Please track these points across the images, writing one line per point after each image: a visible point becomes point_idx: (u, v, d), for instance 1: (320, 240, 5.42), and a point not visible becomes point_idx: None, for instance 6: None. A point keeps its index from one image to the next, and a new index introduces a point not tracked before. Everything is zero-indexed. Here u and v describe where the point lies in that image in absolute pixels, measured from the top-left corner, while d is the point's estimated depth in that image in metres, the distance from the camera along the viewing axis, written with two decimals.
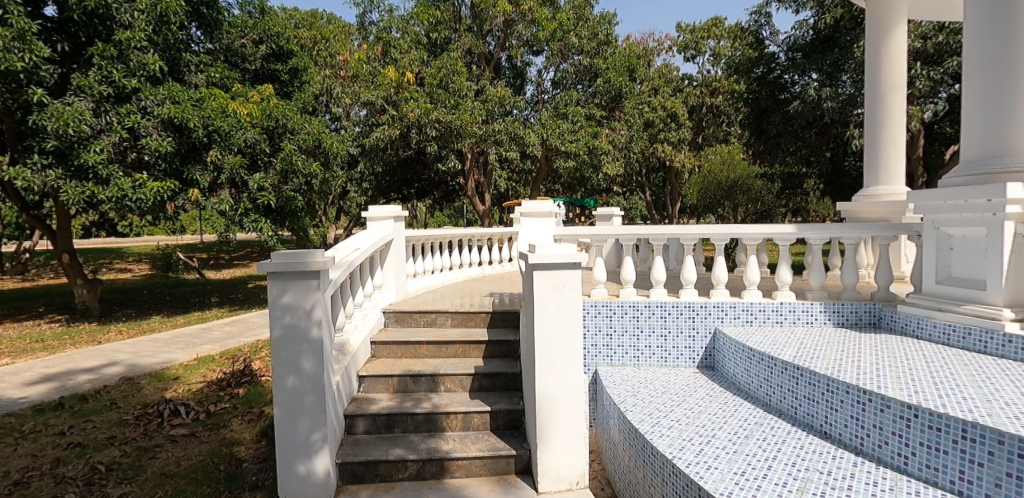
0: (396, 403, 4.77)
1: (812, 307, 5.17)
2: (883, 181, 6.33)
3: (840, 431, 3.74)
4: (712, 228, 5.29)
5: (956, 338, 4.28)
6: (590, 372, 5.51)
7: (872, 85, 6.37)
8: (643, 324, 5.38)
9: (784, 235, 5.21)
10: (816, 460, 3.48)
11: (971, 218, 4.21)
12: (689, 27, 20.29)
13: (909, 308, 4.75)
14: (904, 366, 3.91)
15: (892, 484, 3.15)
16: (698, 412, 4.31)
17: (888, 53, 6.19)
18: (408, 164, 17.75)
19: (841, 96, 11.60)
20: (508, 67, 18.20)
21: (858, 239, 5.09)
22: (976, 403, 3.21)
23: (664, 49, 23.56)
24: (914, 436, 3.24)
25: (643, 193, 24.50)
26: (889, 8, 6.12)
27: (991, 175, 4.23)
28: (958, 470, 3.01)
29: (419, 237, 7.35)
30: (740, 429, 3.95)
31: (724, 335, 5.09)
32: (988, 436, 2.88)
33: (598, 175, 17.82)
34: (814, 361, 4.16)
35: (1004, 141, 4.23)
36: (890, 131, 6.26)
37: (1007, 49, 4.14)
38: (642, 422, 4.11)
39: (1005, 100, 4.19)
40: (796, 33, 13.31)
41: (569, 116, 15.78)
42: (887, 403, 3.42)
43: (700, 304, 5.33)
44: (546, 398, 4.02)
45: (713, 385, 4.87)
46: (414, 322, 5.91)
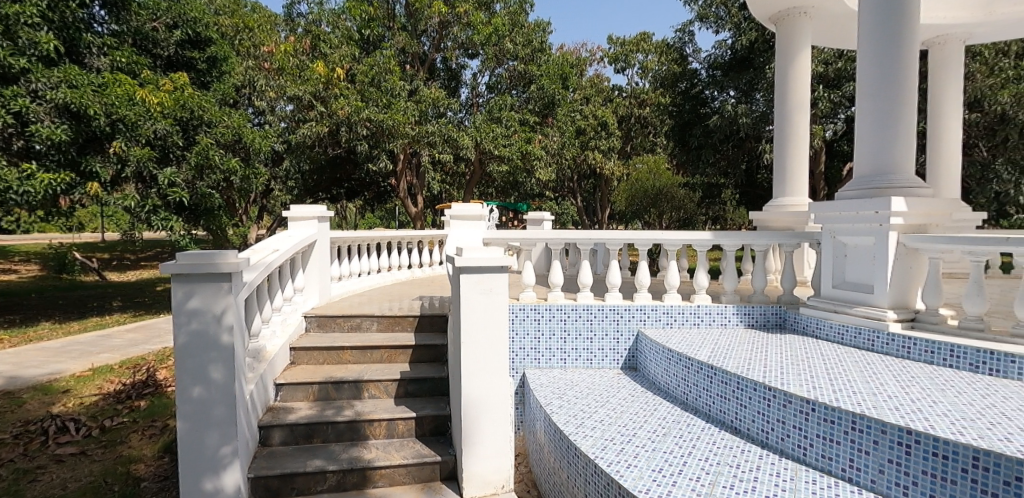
0: (316, 412, 4.55)
1: (725, 309, 5.46)
2: (789, 193, 6.81)
3: (748, 426, 3.99)
4: (637, 233, 5.45)
5: (849, 337, 4.68)
6: (518, 376, 5.53)
7: (780, 103, 6.81)
8: (570, 327, 5.49)
9: (702, 241, 5.47)
10: (727, 454, 3.69)
11: (861, 228, 4.65)
12: (619, 40, 21.00)
13: (809, 310, 5.13)
14: (804, 363, 4.23)
15: (793, 474, 3.45)
16: (620, 412, 4.43)
17: (795, 74, 6.66)
18: (337, 163, 17.10)
19: (754, 113, 12.52)
20: (442, 69, 18.01)
21: (766, 246, 5.44)
22: (864, 396, 3.56)
23: (596, 59, 24.22)
24: (812, 429, 3.55)
25: (574, 199, 24.93)
26: (795, 31, 6.60)
27: (878, 189, 4.65)
28: (848, 458, 3.37)
29: (345, 238, 7.08)
30: (658, 427, 4.11)
31: (646, 337, 5.26)
32: (873, 426, 3.24)
33: (530, 180, 17.94)
34: (725, 360, 4.41)
35: (890, 160, 4.68)
36: (796, 146, 6.75)
37: (894, 76, 4.59)
38: (567, 424, 4.18)
39: (890, 122, 4.65)
40: (716, 52, 14.15)
41: (503, 121, 15.82)
42: (788, 399, 3.70)
43: (624, 307, 5.49)
44: (471, 401, 3.99)
45: (634, 386, 5.03)
46: (337, 327, 5.67)
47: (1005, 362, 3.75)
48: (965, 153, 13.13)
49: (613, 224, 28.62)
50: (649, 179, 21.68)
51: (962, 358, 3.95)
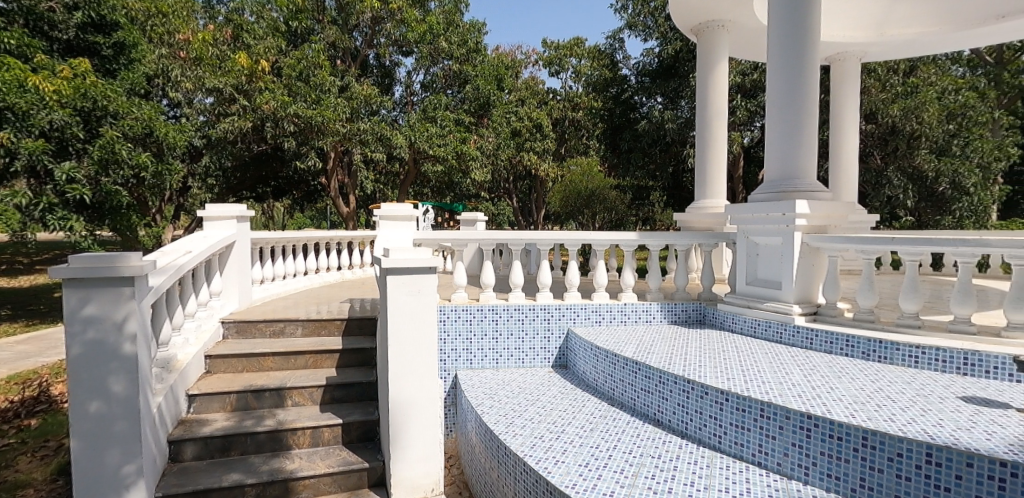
0: (234, 423, 4.30)
1: (650, 307, 5.68)
2: (710, 196, 7.19)
3: (669, 418, 4.18)
4: (566, 234, 5.58)
5: (761, 331, 5.00)
6: (450, 378, 5.49)
7: (701, 111, 7.18)
8: (502, 327, 5.52)
9: (628, 242, 5.68)
10: (649, 446, 3.84)
11: (771, 229, 4.99)
12: (554, 44, 21.35)
13: (726, 306, 5.45)
14: (720, 356, 4.48)
15: (709, 462, 3.65)
16: (550, 409, 4.50)
17: (714, 83, 7.04)
18: (263, 159, 16.28)
19: (679, 120, 13.23)
20: (375, 65, 17.59)
21: (687, 246, 5.72)
22: (772, 385, 3.83)
23: (531, 62, 24.52)
24: (726, 417, 3.78)
25: (510, 200, 25.09)
26: (714, 43, 6.99)
27: (784, 193, 5.01)
28: (757, 444, 3.61)
29: (267, 240, 6.75)
30: (586, 423, 4.22)
31: (576, 336, 5.38)
32: (778, 413, 3.50)
33: (466, 181, 17.86)
34: (649, 356, 4.59)
35: (795, 166, 5.05)
36: (715, 152, 7.14)
37: (798, 87, 4.96)
38: (497, 423, 4.20)
39: (796, 131, 5.01)
40: (644, 60, 14.71)
41: (438, 120, 15.65)
42: (705, 391, 3.92)
43: (555, 307, 5.59)
44: (399, 405, 3.91)
45: (565, 383, 5.13)
46: (259, 333, 5.39)
47: (891, 350, 4.17)
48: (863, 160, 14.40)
49: (549, 224, 29.04)
50: (583, 181, 21.26)
51: (856, 347, 4.35)
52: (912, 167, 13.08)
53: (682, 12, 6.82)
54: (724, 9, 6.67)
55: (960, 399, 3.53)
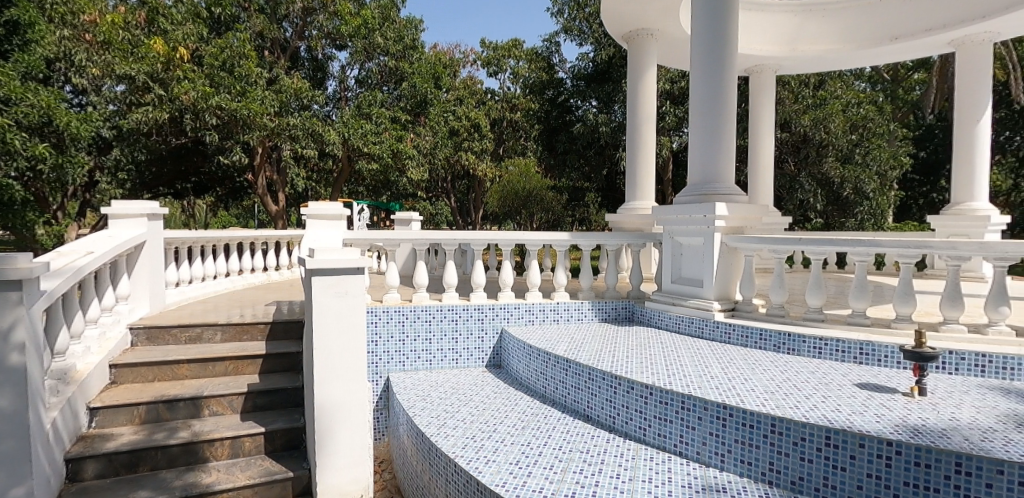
0: (143, 437, 4.00)
1: (582, 306, 5.82)
2: (639, 197, 7.46)
3: (598, 413, 4.30)
4: (499, 234, 5.65)
5: (684, 327, 5.25)
6: (381, 381, 5.39)
7: (631, 116, 7.44)
8: (436, 328, 5.48)
9: (560, 242, 5.80)
10: (578, 442, 3.94)
11: (693, 230, 5.26)
12: (492, 45, 21.40)
13: (653, 304, 5.68)
14: (646, 352, 4.67)
15: (634, 454, 3.79)
16: (482, 409, 4.51)
17: (643, 89, 7.31)
18: (182, 153, 15.25)
19: (613, 123, 13.76)
20: (307, 58, 16.93)
21: (616, 246, 5.92)
22: (692, 379, 4.04)
23: (469, 62, 24.49)
24: (651, 411, 3.94)
25: (448, 200, 24.90)
26: (643, 51, 7.27)
27: (705, 196, 5.28)
28: (679, 435, 3.79)
29: (184, 239, 6.34)
30: (518, 421, 4.26)
31: (509, 335, 5.42)
32: (697, 404, 3.69)
33: (403, 180, 17.53)
34: (580, 353, 4.70)
35: (715, 170, 5.33)
36: (643, 155, 7.42)
37: (718, 96, 5.24)
38: (429, 425, 4.16)
39: (716, 137, 5.30)
40: (580, 64, 15.10)
41: (372, 117, 15.29)
42: (631, 386, 4.06)
43: (489, 306, 5.62)
44: (326, 410, 3.79)
45: (498, 383, 5.16)
46: (172, 339, 5.05)
47: (798, 342, 4.50)
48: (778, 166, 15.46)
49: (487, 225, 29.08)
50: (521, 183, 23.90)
51: (768, 340, 4.66)
52: (821, 173, 14.22)
53: (613, 19, 7.04)
54: (652, 18, 6.94)
55: (855, 385, 3.88)
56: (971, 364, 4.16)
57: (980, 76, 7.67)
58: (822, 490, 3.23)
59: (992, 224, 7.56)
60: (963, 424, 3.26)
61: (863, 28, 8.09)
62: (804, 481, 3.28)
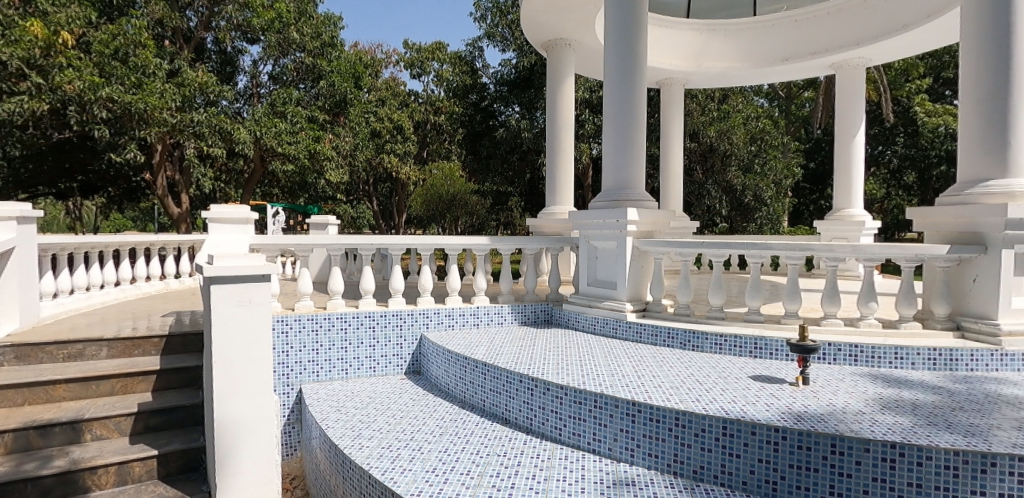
0: (8, 468, 3.55)
1: (501, 309, 5.88)
2: (559, 202, 7.66)
3: (516, 415, 4.37)
4: (418, 239, 5.65)
5: (599, 327, 5.45)
6: (294, 393, 5.16)
7: (551, 123, 7.63)
8: (352, 336, 5.33)
9: (479, 246, 5.86)
10: (495, 445, 3.97)
11: (607, 234, 5.49)
12: (415, 46, 21.12)
13: (570, 306, 5.84)
14: (562, 354, 4.79)
15: (550, 454, 3.89)
16: (400, 417, 4.43)
17: (562, 97, 7.52)
18: (65, 148, 13.71)
19: (535, 129, 14.13)
20: (214, 50, 15.84)
21: (535, 250, 6.03)
22: (605, 378, 4.20)
23: (392, 62, 24.03)
24: (565, 410, 4.05)
25: (370, 203, 24.21)
26: (560, 60, 7.50)
27: (618, 201, 5.51)
28: (592, 433, 3.92)
29: (64, 245, 5.72)
30: (436, 428, 4.22)
31: (428, 340, 5.36)
32: (609, 402, 3.84)
33: (321, 182, 16.81)
34: (498, 357, 4.74)
35: (627, 177, 5.58)
36: (562, 161, 7.62)
37: (629, 106, 5.50)
38: (342, 437, 4.02)
39: (628, 145, 5.55)
40: (503, 70, 15.27)
41: (287, 116, 14.60)
42: (547, 387, 4.16)
43: (407, 312, 5.53)
44: (228, 427, 3.58)
45: (416, 389, 5.10)
46: (47, 357, 4.53)
47: (701, 339, 4.81)
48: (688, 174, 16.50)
49: (411, 228, 28.59)
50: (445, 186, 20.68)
51: (675, 338, 4.94)
52: (725, 181, 15.36)
53: (532, 28, 7.20)
54: (569, 29, 7.17)
55: (750, 377, 4.20)
56: (846, 354, 4.65)
57: (854, 96, 8.63)
58: (720, 477, 3.47)
59: (866, 228, 8.51)
60: (838, 407, 3.64)
61: (758, 49, 8.87)
62: (704, 470, 3.51)
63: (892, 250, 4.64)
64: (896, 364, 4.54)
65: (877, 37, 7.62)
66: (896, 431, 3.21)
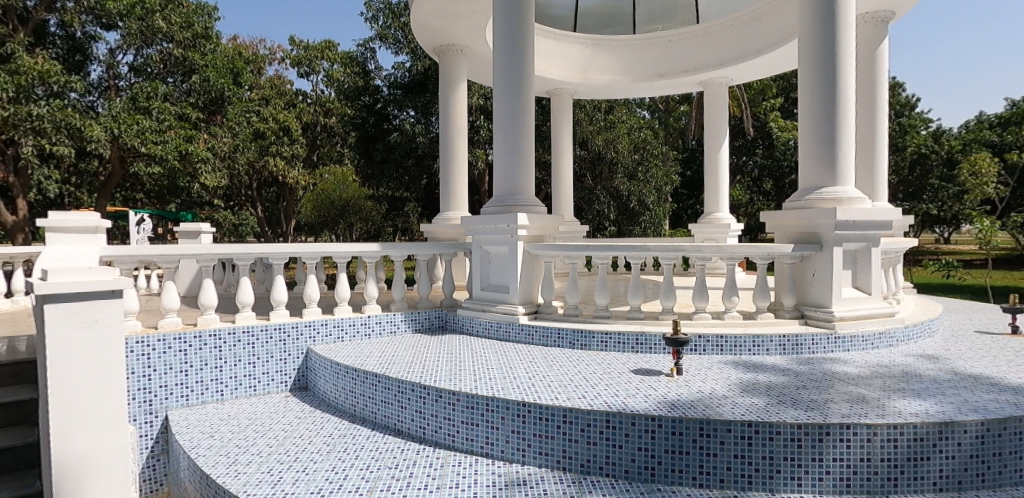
0: None
1: (394, 317, 5.75)
2: (453, 208, 7.66)
3: (409, 425, 4.28)
4: (301, 247, 5.38)
5: (492, 331, 5.51)
6: (159, 421, 4.65)
7: (444, 128, 7.64)
8: (228, 354, 4.94)
9: (369, 253, 5.71)
10: (386, 458, 3.86)
11: (499, 238, 5.59)
12: (303, 44, 20.03)
13: (465, 311, 5.85)
14: (455, 360, 4.78)
15: (443, 462, 3.85)
16: (282, 438, 4.15)
17: (454, 103, 7.55)
18: None
19: (429, 133, 14.09)
20: (59, 35, 13.87)
21: (428, 256, 5.97)
22: (497, 381, 4.26)
23: (276, 59, 22.60)
24: (458, 417, 4.04)
25: (253, 209, 22.43)
26: (452, 66, 7.53)
27: (508, 207, 5.63)
28: (485, 437, 3.95)
29: None
30: (322, 446, 4.00)
31: (315, 354, 5.10)
32: (500, 405, 3.90)
33: (194, 186, 15.33)
34: (390, 367, 4.62)
35: (516, 183, 5.73)
36: (456, 166, 7.64)
37: (517, 113, 5.65)
38: (215, 465, 3.68)
39: (517, 151, 5.70)
40: (396, 73, 15.03)
41: (152, 112, 13.14)
42: (439, 394, 4.12)
43: (291, 325, 5.24)
44: (69, 467, 3.14)
45: (302, 407, 4.82)
46: None
47: (588, 337, 5.06)
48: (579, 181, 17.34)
49: (300, 236, 27.00)
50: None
51: (564, 338, 5.15)
52: (613, 188, 16.36)
53: (422, 32, 7.16)
54: (460, 36, 7.24)
55: (631, 371, 4.49)
56: (713, 345, 5.13)
57: (719, 112, 9.60)
58: (604, 468, 3.67)
59: (731, 230, 9.48)
60: (705, 394, 4.00)
61: (638, 64, 9.56)
62: (591, 463, 3.68)
63: (749, 249, 5.21)
64: (754, 351, 5.11)
65: (737, 59, 8.54)
66: (752, 411, 3.61)
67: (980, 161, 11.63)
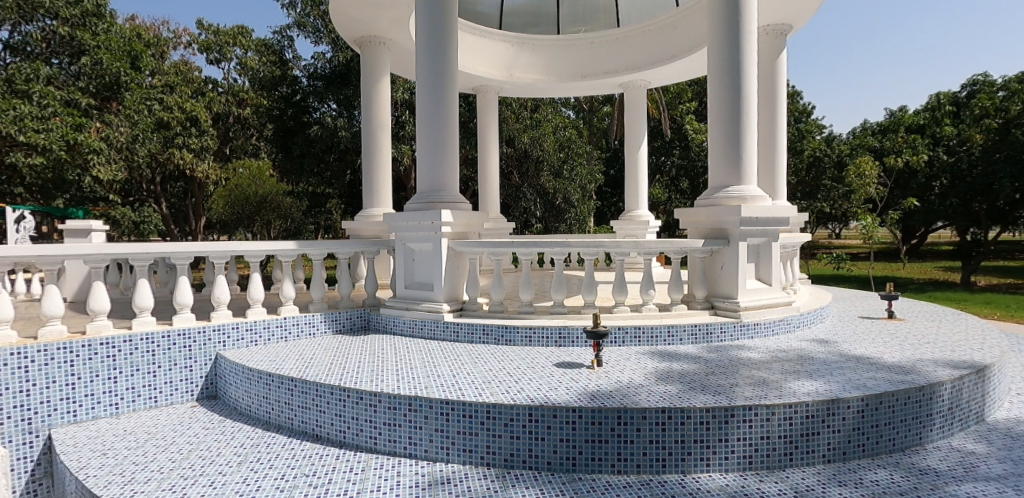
0: None
1: (313, 319, 5.53)
2: (377, 205, 7.47)
3: (328, 430, 4.13)
4: (208, 245, 5.04)
5: (417, 329, 5.44)
6: (41, 441, 4.19)
7: (367, 122, 7.42)
8: (123, 363, 4.55)
9: (285, 252, 5.44)
10: (303, 465, 3.70)
11: (423, 235, 5.52)
12: (212, 28, 18.72)
13: (388, 311, 5.72)
14: (377, 361, 4.67)
15: (364, 466, 3.76)
16: (187, 451, 3.85)
17: (377, 97, 7.36)
18: None
19: (352, 128, 13.71)
20: None
21: (349, 254, 5.78)
22: (420, 380, 4.21)
23: (182, 44, 20.96)
24: (380, 418, 3.95)
25: (156, 205, 20.68)
26: (375, 59, 7.33)
27: (432, 203, 5.57)
28: (408, 437, 3.90)
29: None
30: (232, 458, 3.76)
31: (225, 359, 4.80)
32: (423, 404, 3.85)
33: (85, 179, 13.93)
34: (307, 370, 4.44)
35: (441, 179, 5.67)
36: (379, 162, 7.45)
37: (441, 109, 5.60)
38: (108, 486, 3.35)
39: (442, 148, 5.65)
40: (316, 64, 14.48)
41: (33, 97, 11.80)
42: (360, 396, 4.01)
43: (198, 330, 4.89)
44: None
45: (211, 416, 4.52)
46: None
47: (513, 333, 5.11)
48: (507, 178, 17.56)
49: (211, 234, 25.28)
50: (251, 185, 17.04)
51: (490, 334, 5.17)
52: (539, 185, 16.76)
53: (342, 23, 6.90)
54: (383, 27, 7.06)
55: (554, 365, 4.60)
56: (632, 336, 5.36)
57: (638, 113, 10.02)
58: (527, 461, 3.73)
59: (649, 227, 9.93)
60: (623, 383, 4.17)
61: (562, 64, 9.76)
62: (514, 457, 3.74)
63: (664, 244, 5.48)
64: (668, 341, 5.39)
65: (654, 63, 8.95)
66: (666, 398, 3.81)
67: (864, 164, 12.97)
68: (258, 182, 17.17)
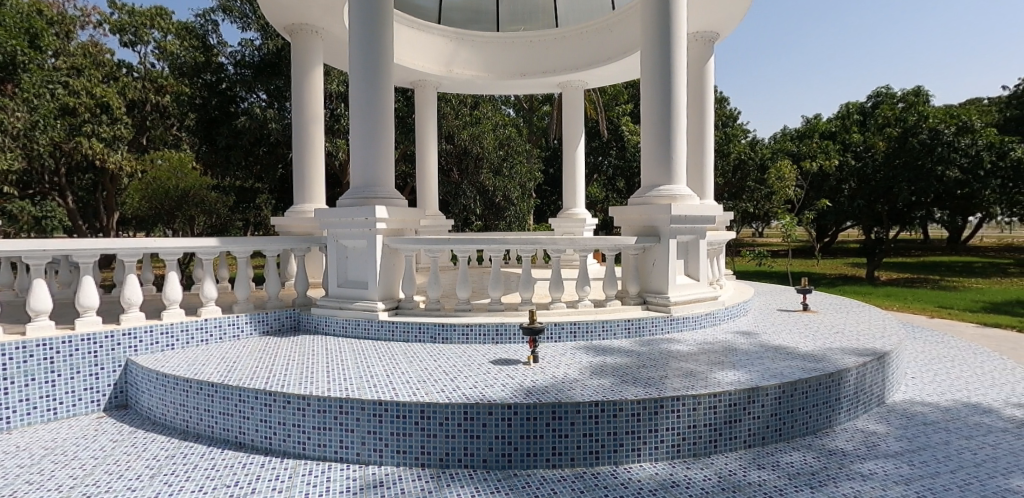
0: None
1: (237, 319, 5.24)
2: (308, 200, 7.18)
3: (252, 437, 3.93)
4: (117, 242, 4.66)
5: (350, 329, 5.29)
6: None
7: (297, 114, 7.13)
8: (15, 372, 4.16)
9: (206, 249, 5.13)
10: (224, 476, 3.49)
11: (356, 232, 5.37)
12: (125, 8, 17.33)
13: (319, 310, 5.51)
14: (307, 363, 4.48)
15: (292, 473, 3.60)
16: (91, 466, 3.54)
17: (308, 89, 7.08)
18: None
19: (282, 119, 13.15)
20: None
21: (277, 251, 5.52)
22: (352, 382, 4.08)
23: (91, 23, 19.23)
24: (309, 423, 3.80)
25: (60, 199, 18.86)
26: (306, 49, 7.04)
27: (366, 199, 5.42)
28: (339, 440, 3.77)
29: None
30: (143, 472, 3.49)
31: (136, 365, 4.45)
32: (354, 406, 3.73)
33: None
34: (228, 374, 4.20)
35: (375, 174, 5.53)
36: (310, 156, 7.17)
37: (375, 102, 5.46)
38: None
39: (376, 142, 5.51)
40: (244, 51, 13.79)
41: None
42: (287, 400, 3.83)
43: (104, 335, 4.53)
44: None
45: (119, 428, 4.18)
46: None
47: (450, 331, 5.06)
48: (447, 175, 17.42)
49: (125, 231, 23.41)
50: (171, 178, 14.70)
51: (425, 333, 5.09)
52: (479, 182, 16.73)
53: (270, 9, 6.57)
54: (314, 15, 6.80)
55: (490, 362, 4.60)
56: (567, 332, 5.46)
57: (576, 113, 10.19)
58: (463, 459, 3.71)
59: (586, 225, 10.14)
60: (559, 379, 4.24)
61: (502, 62, 9.78)
62: (449, 456, 3.71)
63: (598, 241, 5.62)
64: (603, 335, 5.54)
65: (590, 64, 9.15)
66: (599, 392, 3.90)
67: (783, 168, 13.87)
68: (178, 175, 14.79)
